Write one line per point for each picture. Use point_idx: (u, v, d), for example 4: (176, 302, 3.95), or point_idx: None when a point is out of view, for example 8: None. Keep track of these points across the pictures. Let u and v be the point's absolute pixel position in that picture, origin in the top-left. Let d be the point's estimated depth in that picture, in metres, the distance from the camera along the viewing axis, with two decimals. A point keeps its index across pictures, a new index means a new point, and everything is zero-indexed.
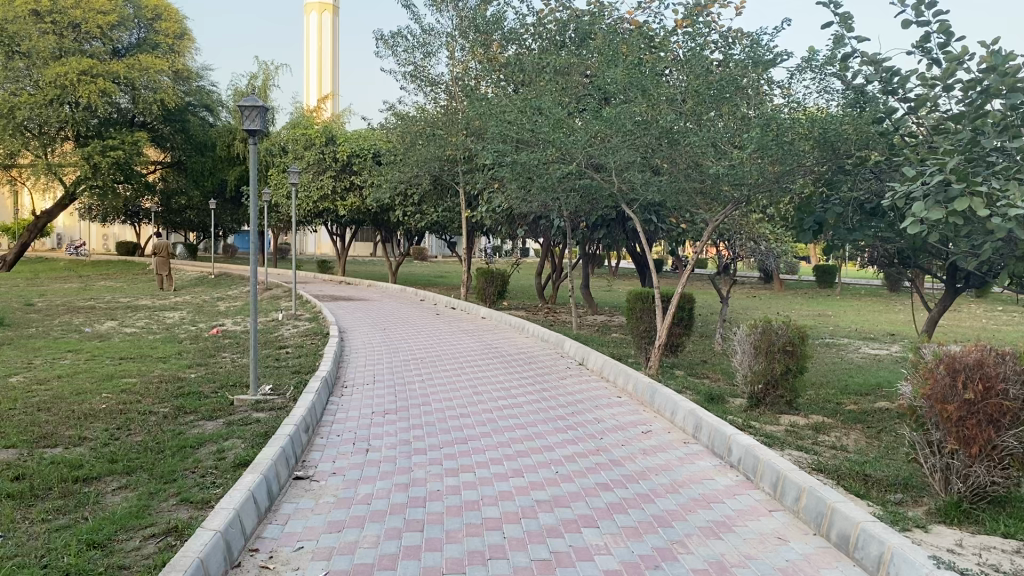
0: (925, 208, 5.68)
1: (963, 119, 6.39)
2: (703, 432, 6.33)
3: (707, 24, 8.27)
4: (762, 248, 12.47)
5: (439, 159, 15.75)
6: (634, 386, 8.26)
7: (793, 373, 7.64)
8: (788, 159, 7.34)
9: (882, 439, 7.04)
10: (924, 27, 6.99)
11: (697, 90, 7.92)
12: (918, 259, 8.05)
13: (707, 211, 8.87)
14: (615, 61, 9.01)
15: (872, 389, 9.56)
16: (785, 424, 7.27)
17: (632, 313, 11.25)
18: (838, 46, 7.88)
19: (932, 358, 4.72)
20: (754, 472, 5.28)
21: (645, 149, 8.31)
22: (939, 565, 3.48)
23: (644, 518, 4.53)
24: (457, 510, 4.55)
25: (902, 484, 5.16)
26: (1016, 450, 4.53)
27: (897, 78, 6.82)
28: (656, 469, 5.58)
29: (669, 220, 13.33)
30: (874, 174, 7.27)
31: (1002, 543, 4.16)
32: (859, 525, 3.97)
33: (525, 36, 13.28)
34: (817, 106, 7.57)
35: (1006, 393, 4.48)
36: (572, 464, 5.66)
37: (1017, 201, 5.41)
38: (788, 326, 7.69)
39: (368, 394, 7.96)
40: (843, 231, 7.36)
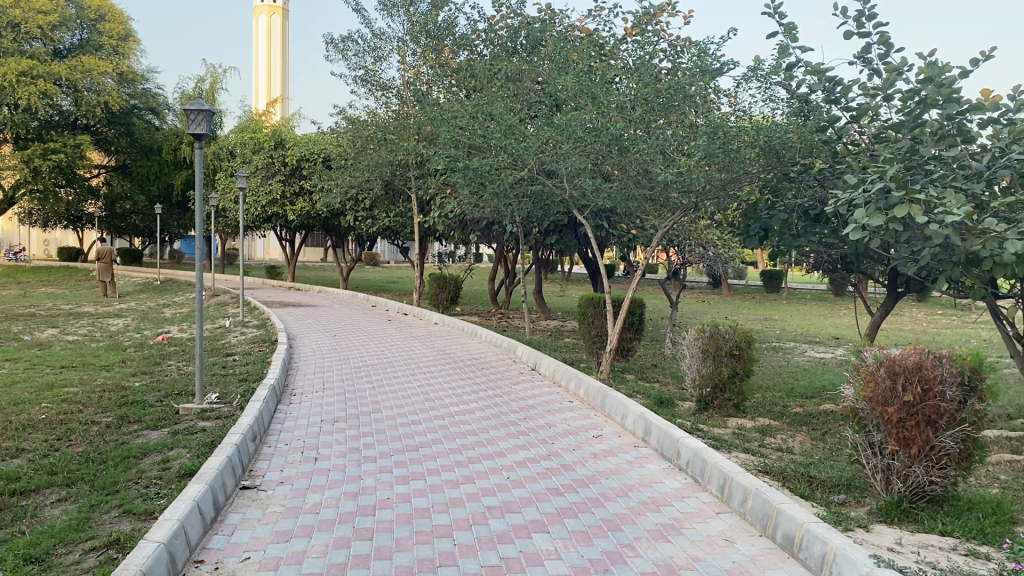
0: (867, 215, 5.84)
1: (902, 128, 6.57)
2: (652, 436, 6.39)
3: (656, 33, 8.39)
4: (710, 253, 12.65)
5: (391, 164, 15.68)
6: (586, 390, 8.31)
7: (739, 377, 7.77)
8: (734, 167, 7.45)
9: (827, 440, 7.19)
10: (865, 38, 7.19)
11: (646, 98, 7.92)
12: (861, 264, 8.24)
13: (656, 218, 8.97)
14: (566, 69, 9.07)
15: (817, 391, 9.76)
16: (733, 427, 7.39)
17: (583, 319, 11.32)
18: (783, 56, 8.05)
19: (873, 361, 4.83)
20: (702, 475, 5.35)
21: (595, 156, 8.41)
22: (880, 564, 3.56)
23: (594, 522, 4.56)
24: (407, 517, 4.54)
25: (845, 485, 5.29)
26: (953, 450, 4.67)
27: (839, 88, 7.02)
28: (607, 473, 5.62)
29: (620, 227, 13.44)
30: (817, 181, 7.44)
31: (940, 541, 4.29)
32: (803, 526, 4.05)
33: (476, 43, 13.29)
34: (763, 114, 7.71)
35: (943, 394, 4.61)
36: (523, 469, 5.68)
37: (953, 208, 5.58)
38: (735, 331, 7.80)
39: (318, 402, 7.88)
40: (788, 238, 7.58)
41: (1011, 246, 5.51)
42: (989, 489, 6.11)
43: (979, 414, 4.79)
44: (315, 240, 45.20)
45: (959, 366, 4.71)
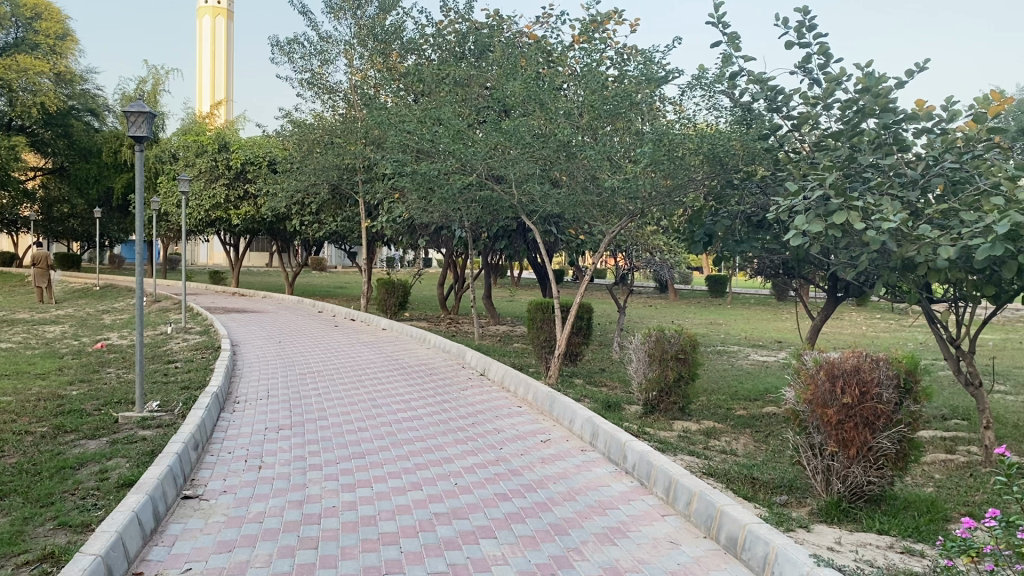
0: (807, 222, 5.98)
1: (841, 136, 6.73)
2: (599, 440, 6.44)
3: (603, 41, 8.47)
4: (657, 259, 12.80)
5: (337, 168, 15.56)
6: (534, 395, 8.34)
7: (685, 380, 7.88)
8: (679, 173, 7.57)
9: (769, 443, 7.32)
10: (805, 49, 7.36)
11: (593, 105, 7.99)
12: (802, 270, 8.43)
13: (604, 223, 9.04)
14: (514, 75, 9.10)
15: (760, 394, 9.93)
16: (678, 430, 7.49)
17: (532, 324, 11.36)
18: (726, 65, 8.21)
19: (813, 364, 4.93)
20: (648, 478, 5.40)
21: (544, 162, 8.45)
22: (819, 562, 3.64)
23: (542, 527, 4.57)
24: (353, 525, 4.50)
25: (787, 486, 5.39)
26: (889, 450, 4.80)
27: (781, 97, 7.17)
28: (555, 478, 5.65)
29: (569, 232, 13.51)
30: (759, 188, 7.56)
31: (877, 539, 4.41)
32: (745, 527, 4.11)
33: (424, 48, 13.21)
34: (706, 121, 7.84)
35: (880, 396, 4.75)
36: (471, 475, 5.66)
37: (889, 215, 5.76)
38: (680, 335, 7.89)
39: (261, 410, 7.75)
40: (732, 243, 7.64)
41: (945, 251, 5.69)
42: (924, 489, 6.29)
43: (915, 414, 4.94)
44: (261, 245, 44.53)
45: (894, 369, 4.86)
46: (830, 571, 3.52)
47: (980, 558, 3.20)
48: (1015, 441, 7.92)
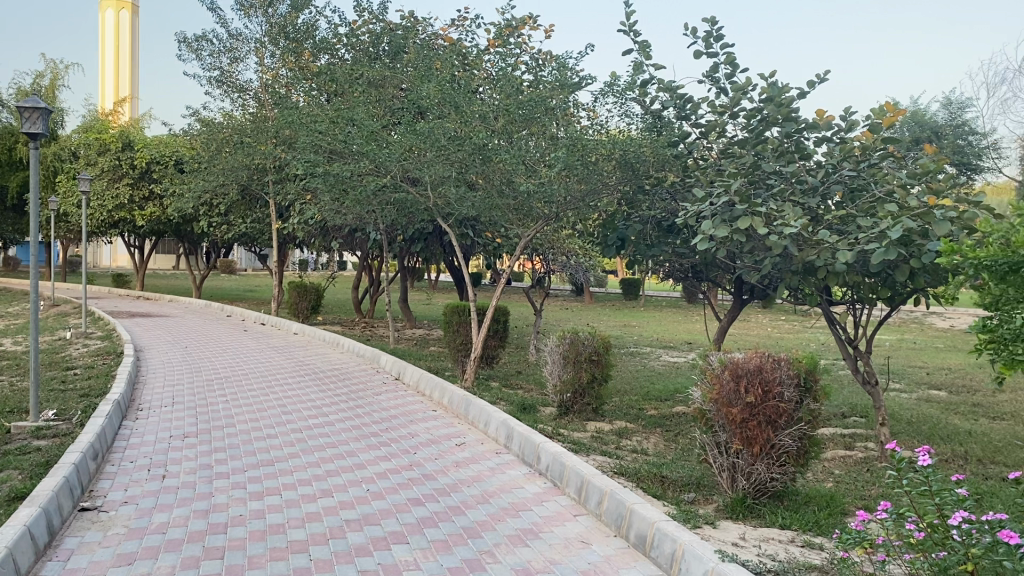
0: (713, 227, 6.16)
1: (746, 144, 6.94)
2: (514, 441, 6.48)
3: (518, 45, 8.55)
4: (573, 262, 12.94)
5: (247, 168, 15.25)
6: (449, 399, 8.33)
7: (598, 381, 8.01)
8: (591, 177, 7.70)
9: (679, 441, 7.49)
10: (713, 58, 7.59)
11: (508, 109, 8.05)
12: (710, 273, 8.67)
13: (519, 227, 9.10)
14: (429, 77, 9.06)
15: (670, 394, 10.15)
16: (591, 430, 7.60)
17: (449, 327, 11.33)
18: (637, 73, 8.38)
19: (718, 364, 5.08)
20: (560, 478, 5.47)
21: (459, 165, 8.43)
22: (724, 558, 3.75)
23: (454, 531, 4.57)
24: (261, 534, 4.40)
25: (695, 484, 5.53)
26: (791, 447, 4.98)
27: (689, 105, 7.36)
28: (468, 481, 5.65)
29: (485, 234, 13.52)
30: (669, 194, 7.72)
31: (779, 534, 4.57)
32: (653, 525, 4.20)
33: (338, 46, 12.87)
34: (618, 127, 7.98)
35: (781, 395, 4.93)
36: (384, 480, 5.61)
37: (790, 220, 6.01)
38: (594, 337, 8.01)
39: (166, 418, 7.50)
40: (643, 247, 7.81)
41: (843, 256, 5.95)
42: (824, 484, 6.54)
43: (815, 413, 5.14)
44: (167, 246, 43.11)
45: (796, 368, 5.05)
46: (734, 566, 3.63)
47: (873, 548, 3.35)
48: (908, 436, 8.32)
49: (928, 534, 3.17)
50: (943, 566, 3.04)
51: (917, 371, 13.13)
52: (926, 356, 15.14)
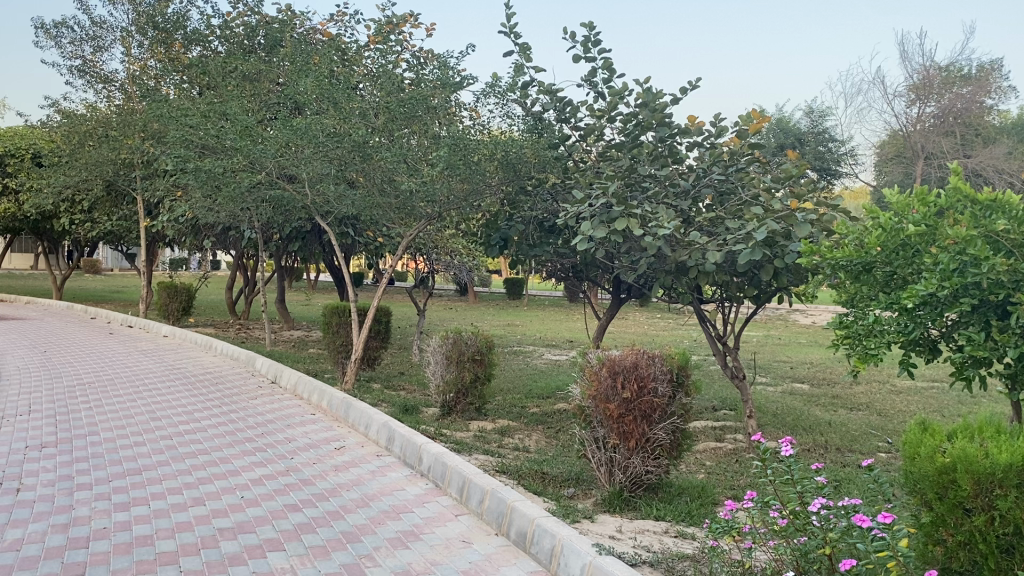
0: (592, 228, 6.32)
1: (623, 147, 7.07)
2: (395, 443, 6.43)
3: (399, 43, 8.49)
4: (456, 262, 12.93)
5: (113, 163, 14.51)
6: (328, 402, 8.18)
7: (480, 381, 8.07)
8: (473, 178, 7.70)
9: (560, 438, 7.61)
10: (591, 63, 7.75)
11: (389, 106, 8.00)
12: (590, 272, 8.86)
13: (401, 226, 9.03)
14: (305, 71, 8.83)
15: (552, 392, 10.30)
16: (474, 429, 7.63)
17: (328, 328, 11.13)
18: (518, 74, 8.45)
19: (596, 361, 5.19)
20: (442, 479, 5.45)
21: (339, 162, 8.29)
22: (602, 551, 3.84)
23: (333, 536, 4.49)
24: (127, 547, 4.19)
25: (574, 479, 5.64)
26: (664, 440, 5.14)
27: (569, 108, 7.47)
28: (348, 485, 5.55)
29: (366, 234, 13.34)
30: (550, 195, 7.84)
31: (654, 525, 4.72)
32: (534, 522, 4.26)
33: (210, 39, 12.38)
34: (500, 128, 8.02)
35: (656, 391, 5.08)
36: (260, 487, 5.45)
37: (664, 222, 6.22)
38: (476, 336, 8.05)
39: (21, 427, 7.03)
40: (525, 248, 7.94)
41: (713, 256, 6.21)
42: (697, 475, 6.79)
43: (687, 407, 5.33)
44: (24, 245, 40.47)
45: (669, 364, 5.24)
46: (611, 558, 3.72)
47: (740, 536, 3.49)
48: (773, 428, 8.74)
49: (789, 521, 3.33)
50: (805, 551, 3.20)
51: (782, 365, 13.82)
52: (790, 351, 15.96)
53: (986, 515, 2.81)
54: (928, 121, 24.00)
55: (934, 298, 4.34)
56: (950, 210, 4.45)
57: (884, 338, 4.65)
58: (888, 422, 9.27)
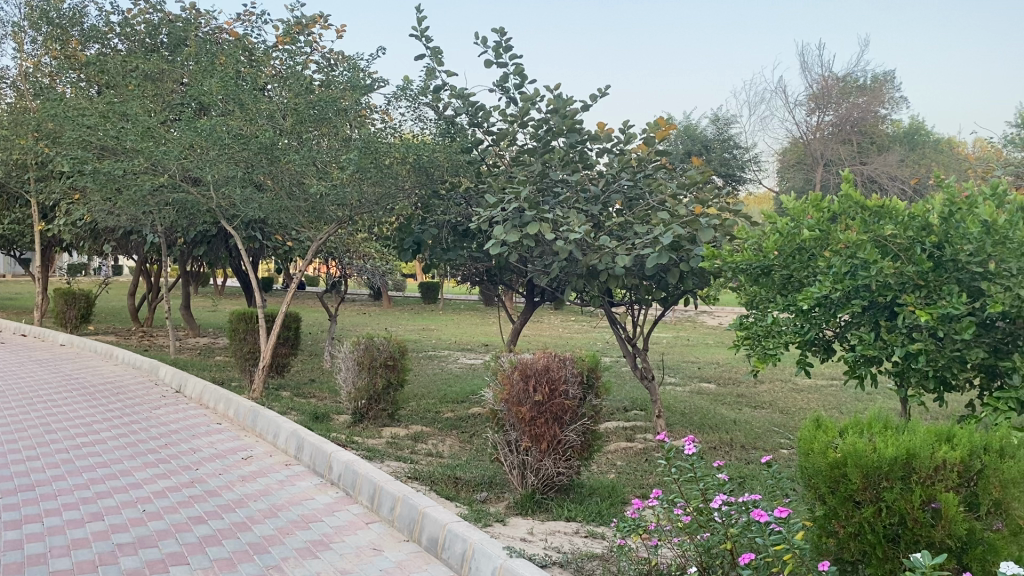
0: (504, 232, 6.39)
1: (535, 153, 7.15)
2: (305, 452, 6.33)
3: (308, 44, 8.39)
4: (368, 265, 12.79)
5: (4, 163, 13.83)
6: (235, 411, 7.99)
7: (393, 387, 8.02)
8: (384, 182, 7.66)
9: (474, 442, 7.64)
10: (502, 68, 7.81)
11: (298, 108, 7.89)
12: (502, 276, 8.91)
13: (311, 230, 8.90)
14: (211, 72, 8.61)
15: (467, 396, 10.31)
16: (387, 436, 7.57)
17: (235, 335, 10.87)
18: (430, 78, 8.44)
19: (508, 365, 5.23)
20: (353, 487, 5.40)
21: (246, 164, 8.11)
22: (511, 553, 3.87)
23: (240, 547, 4.39)
24: (19, 567, 4.01)
25: (487, 483, 5.67)
26: (575, 442, 5.21)
27: (481, 112, 7.51)
28: (255, 495, 5.44)
29: (276, 238, 13.08)
30: (463, 199, 7.80)
31: (565, 527, 4.78)
32: (445, 527, 4.26)
33: (110, 36, 11.96)
34: (412, 131, 7.99)
35: (566, 393, 5.15)
36: (163, 499, 5.28)
37: (575, 226, 6.32)
38: (389, 342, 7.99)
39: None
40: (439, 251, 7.90)
41: (622, 260, 6.33)
42: (607, 475, 6.91)
43: (598, 408, 5.37)
44: None
45: (580, 367, 5.30)
46: (521, 560, 3.75)
47: (647, 534, 3.57)
48: (682, 427, 8.96)
49: (693, 517, 3.42)
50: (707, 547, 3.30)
51: (691, 365, 14.19)
52: (698, 351, 16.40)
53: (873, 506, 2.95)
54: (827, 129, 25.02)
55: (828, 299, 4.55)
56: (843, 215, 4.66)
57: (782, 338, 4.83)
58: (789, 419, 9.63)
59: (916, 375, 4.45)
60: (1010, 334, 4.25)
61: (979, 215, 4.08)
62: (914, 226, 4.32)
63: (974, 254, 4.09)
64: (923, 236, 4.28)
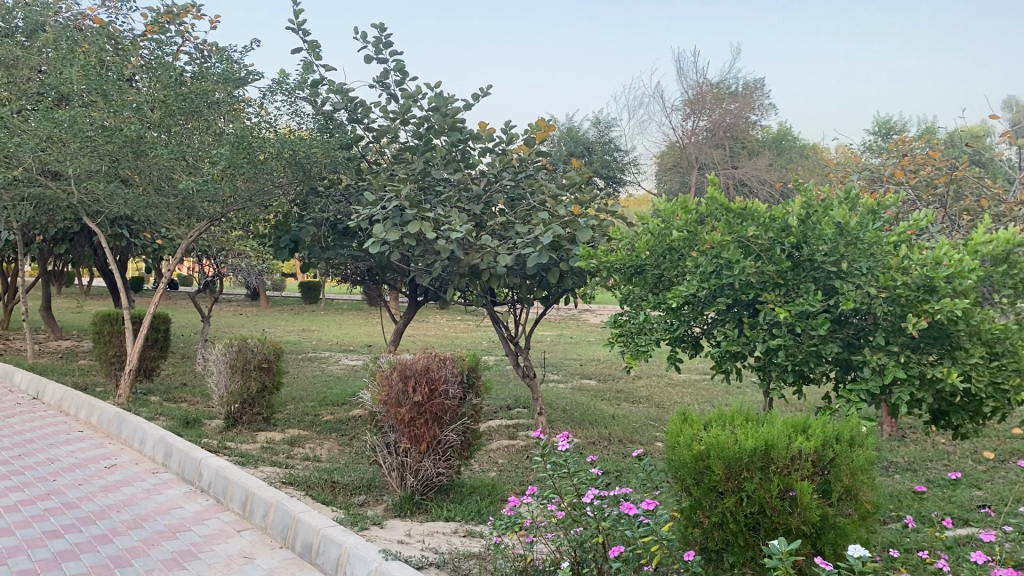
0: (385, 230, 6.29)
1: (416, 151, 7.11)
2: (173, 459, 6.06)
3: (178, 34, 8.03)
4: (244, 265, 12.35)
5: None
6: (99, 418, 7.57)
7: (268, 390, 7.79)
8: (259, 177, 7.43)
9: (353, 445, 7.50)
10: (383, 65, 7.71)
11: (166, 100, 7.55)
12: (384, 275, 8.79)
13: (180, 228, 8.51)
14: (70, 59, 8.09)
15: (347, 398, 10.12)
16: (261, 441, 7.33)
17: (99, 338, 10.29)
18: (307, 72, 8.25)
19: (387, 365, 5.15)
20: (224, 494, 5.20)
21: (110, 158, 7.68)
22: (387, 556, 3.81)
23: (99, 561, 4.15)
24: None
25: (366, 486, 5.57)
26: (455, 442, 5.19)
27: (361, 108, 7.39)
28: (118, 506, 5.15)
29: (144, 236, 12.47)
30: (342, 196, 7.61)
31: (444, 527, 4.75)
32: (319, 532, 4.16)
33: None
34: (288, 126, 7.77)
35: (446, 393, 5.13)
36: (14, 514, 4.93)
37: (456, 225, 6.28)
38: (264, 343, 7.75)
39: None
40: (318, 250, 7.56)
41: (503, 259, 6.34)
42: (489, 474, 6.92)
43: (478, 408, 5.36)
44: None
45: (460, 366, 5.28)
46: (396, 563, 3.70)
47: (523, 531, 3.57)
48: (563, 423, 9.08)
49: (567, 512, 3.45)
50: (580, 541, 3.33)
51: (572, 363, 14.42)
52: (580, 349, 16.69)
53: (735, 496, 3.04)
54: (701, 133, 25.95)
55: (695, 297, 4.69)
56: (709, 217, 4.79)
57: (653, 336, 4.93)
58: (665, 413, 9.93)
59: (776, 370, 4.61)
60: (862, 329, 4.46)
61: (833, 217, 4.31)
62: (775, 227, 4.49)
63: (828, 254, 4.31)
64: (783, 236, 4.46)
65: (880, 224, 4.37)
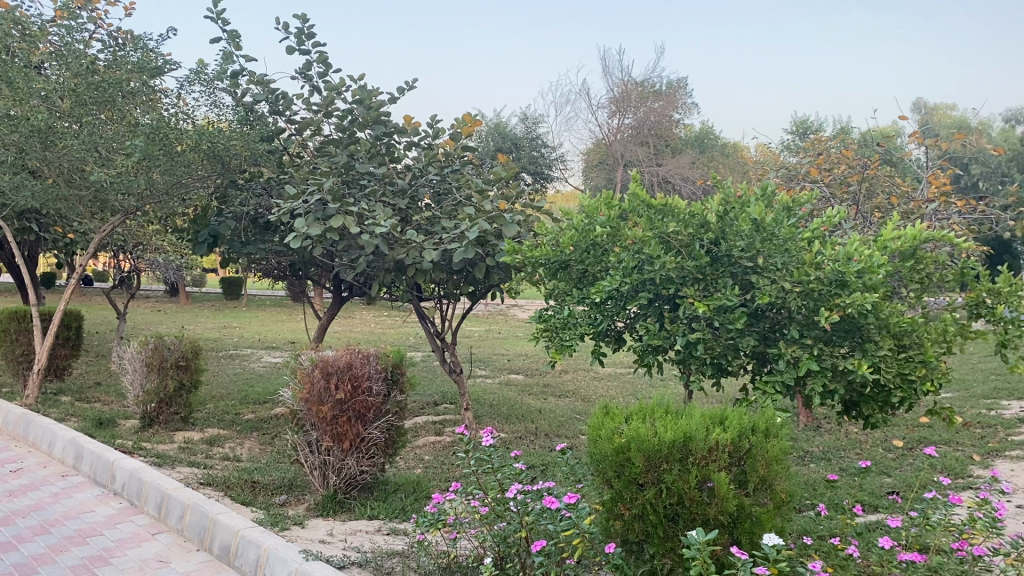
0: (307, 224, 6.15)
1: (340, 144, 6.99)
2: (84, 462, 5.83)
3: (89, 20, 7.71)
4: (161, 260, 11.94)
5: None
6: (4, 420, 7.24)
7: (186, 389, 7.56)
8: (176, 169, 7.20)
9: (275, 444, 7.34)
10: (305, 56, 7.56)
11: (76, 89, 7.22)
12: (307, 271, 8.62)
13: (92, 222, 8.19)
14: None
15: (270, 396, 9.90)
16: (179, 441, 7.11)
17: (6, 336, 9.84)
18: (227, 63, 8.05)
19: (308, 363, 5.04)
20: (138, 496, 5.03)
21: (16, 148, 7.32)
22: (307, 556, 3.73)
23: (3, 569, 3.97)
24: None
25: (287, 486, 5.46)
26: (378, 439, 5.12)
27: (283, 100, 7.22)
28: (24, 511, 4.93)
29: (54, 230, 11.96)
30: (263, 190, 7.41)
31: (366, 526, 4.68)
32: (237, 534, 4.06)
33: None
34: (206, 118, 7.55)
35: (370, 390, 5.06)
36: None
37: (381, 220, 6.20)
38: (181, 341, 7.52)
39: None
40: (238, 245, 7.35)
41: (429, 255, 6.28)
42: (414, 471, 6.86)
43: (402, 404, 5.30)
44: None
45: (384, 363, 5.20)
46: (317, 563, 3.62)
47: (446, 528, 3.54)
48: (489, 418, 9.07)
49: (491, 507, 3.43)
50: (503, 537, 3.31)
51: (499, 358, 14.43)
52: (508, 344, 16.72)
53: (655, 488, 3.07)
54: (627, 131, 26.26)
55: (619, 293, 4.72)
56: (632, 213, 4.83)
57: (577, 330, 4.95)
58: (590, 407, 10.02)
59: (696, 363, 4.68)
60: (777, 323, 4.57)
61: (750, 214, 4.41)
62: (695, 223, 4.55)
63: (745, 250, 4.40)
64: (702, 232, 4.53)
65: (795, 220, 4.49)
